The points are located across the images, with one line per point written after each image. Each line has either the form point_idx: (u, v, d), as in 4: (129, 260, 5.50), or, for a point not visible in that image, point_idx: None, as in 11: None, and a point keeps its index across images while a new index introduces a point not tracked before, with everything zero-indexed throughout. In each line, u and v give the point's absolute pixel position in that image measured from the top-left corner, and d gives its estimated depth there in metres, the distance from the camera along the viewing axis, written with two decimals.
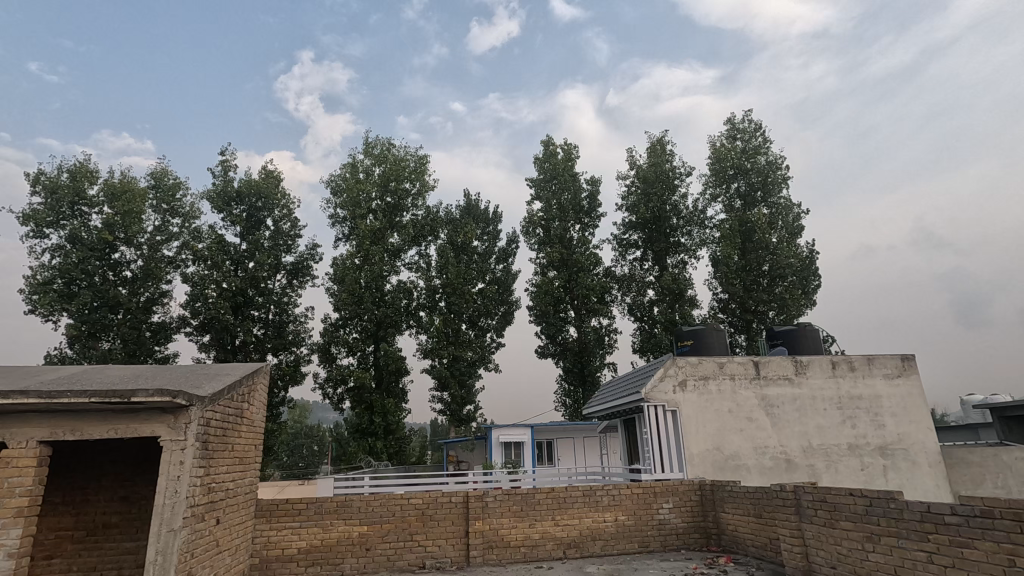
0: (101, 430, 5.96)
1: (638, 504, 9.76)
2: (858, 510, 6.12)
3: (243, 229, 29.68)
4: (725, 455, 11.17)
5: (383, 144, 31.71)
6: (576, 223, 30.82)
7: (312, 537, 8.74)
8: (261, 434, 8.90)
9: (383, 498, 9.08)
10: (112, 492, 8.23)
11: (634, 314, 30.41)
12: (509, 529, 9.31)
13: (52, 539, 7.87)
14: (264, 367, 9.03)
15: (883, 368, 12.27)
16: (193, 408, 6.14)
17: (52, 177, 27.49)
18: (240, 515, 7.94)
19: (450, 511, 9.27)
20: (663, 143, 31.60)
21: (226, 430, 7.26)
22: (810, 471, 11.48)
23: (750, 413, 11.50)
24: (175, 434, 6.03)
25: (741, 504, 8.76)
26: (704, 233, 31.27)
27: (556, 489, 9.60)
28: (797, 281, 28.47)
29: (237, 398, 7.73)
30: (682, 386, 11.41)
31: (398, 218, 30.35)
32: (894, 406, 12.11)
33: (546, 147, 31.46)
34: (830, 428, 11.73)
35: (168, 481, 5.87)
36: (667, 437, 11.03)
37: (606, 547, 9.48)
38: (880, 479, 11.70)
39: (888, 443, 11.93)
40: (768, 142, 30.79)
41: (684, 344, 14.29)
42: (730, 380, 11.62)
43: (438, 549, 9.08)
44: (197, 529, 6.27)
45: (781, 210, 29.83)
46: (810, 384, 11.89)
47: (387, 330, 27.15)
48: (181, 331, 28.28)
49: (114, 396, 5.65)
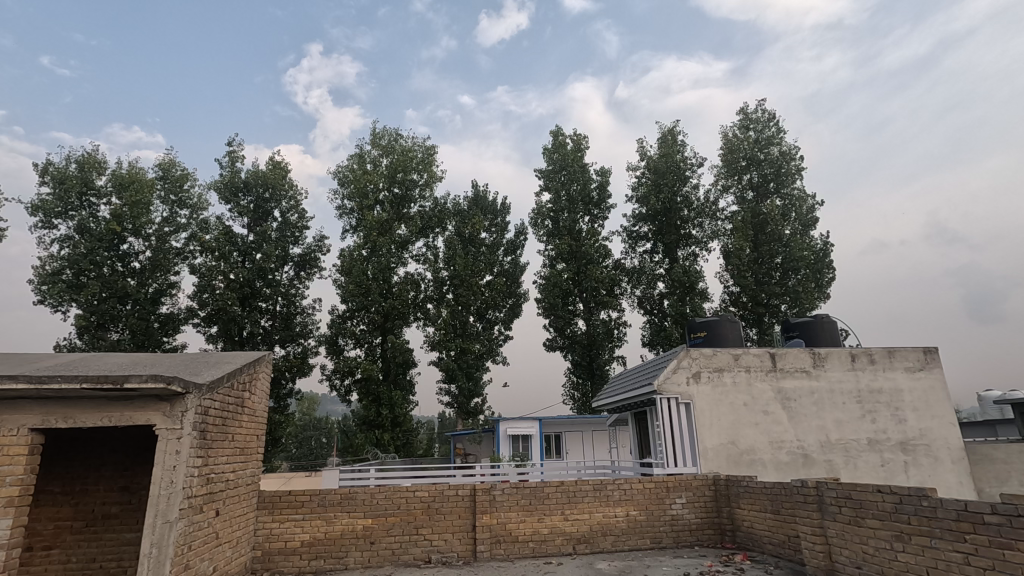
0: (94, 418, 5.73)
1: (650, 499, 9.49)
2: (886, 508, 5.80)
3: (250, 220, 29.60)
4: (741, 449, 10.84)
5: (391, 134, 31.41)
6: (585, 215, 30.46)
7: (315, 530, 8.53)
8: (264, 424, 8.74)
9: (388, 491, 8.88)
10: (112, 481, 8.06)
11: (643, 307, 30.06)
12: (517, 524, 9.06)
13: (51, 529, 7.71)
14: (266, 356, 8.79)
15: (905, 361, 11.82)
16: (190, 396, 5.90)
17: (60, 167, 27.47)
18: (241, 507, 7.74)
19: (456, 505, 9.03)
20: (674, 133, 31.09)
21: (225, 419, 7.05)
22: (828, 467, 11.11)
23: (766, 406, 11.15)
24: (171, 423, 5.79)
25: (759, 500, 8.45)
26: (716, 224, 30.78)
27: (565, 483, 9.32)
28: (810, 274, 27.95)
29: (237, 387, 7.52)
30: (695, 378, 11.08)
31: (406, 210, 30.18)
32: (916, 400, 11.68)
33: (555, 138, 31.11)
34: (849, 422, 11.35)
35: (164, 471, 5.63)
36: (680, 431, 10.73)
37: (617, 543, 9.19)
38: (901, 475, 11.31)
39: (909, 438, 11.50)
40: (782, 132, 30.15)
41: (697, 336, 13.95)
42: (746, 372, 11.28)
43: (444, 544, 8.84)
44: (194, 521, 6.05)
45: (795, 202, 29.25)
46: (828, 377, 11.53)
47: (394, 321, 26.94)
48: (190, 322, 28.29)
49: (106, 383, 5.40)
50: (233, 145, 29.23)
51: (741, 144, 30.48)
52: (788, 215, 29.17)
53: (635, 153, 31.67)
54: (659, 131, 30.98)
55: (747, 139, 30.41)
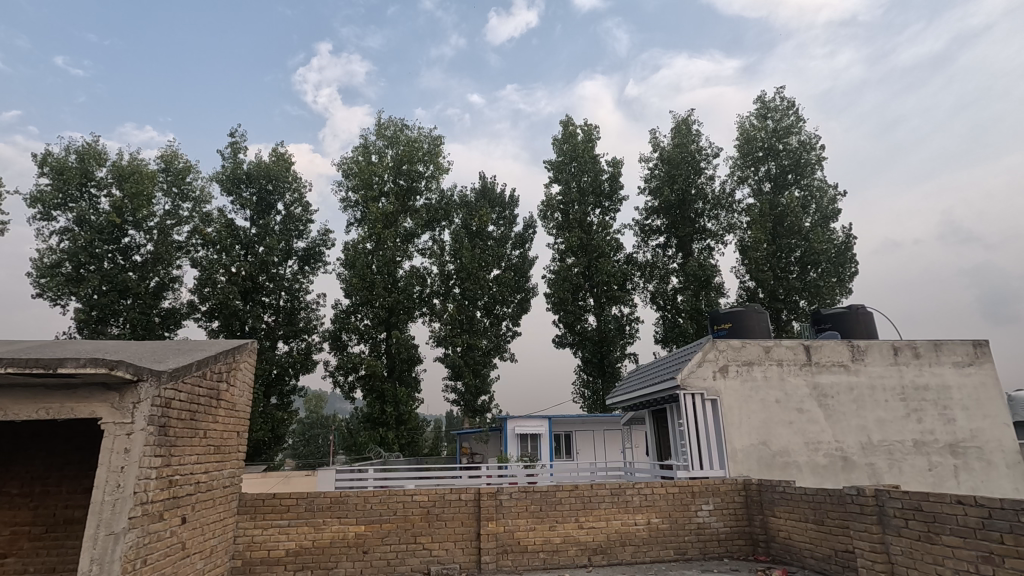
0: (30, 411, 4.88)
1: (674, 505, 8.53)
2: (971, 523, 4.84)
3: (253, 212, 29.01)
4: (773, 451, 9.88)
5: (396, 124, 30.57)
6: (596, 207, 29.57)
7: (301, 537, 7.67)
8: (246, 420, 7.88)
9: (383, 494, 8.01)
10: (75, 483, 7.22)
11: (656, 303, 29.06)
12: (525, 532, 8.16)
13: (7, 535, 6.93)
14: (249, 344, 7.94)
15: (952, 355, 10.77)
16: (145, 385, 5.03)
17: (59, 157, 26.86)
18: (216, 512, 6.90)
19: (459, 511, 8.14)
20: (688, 123, 30.04)
21: (195, 414, 6.17)
22: (869, 472, 10.11)
23: (801, 404, 10.18)
24: (119, 416, 4.91)
25: (798, 508, 7.51)
26: (732, 217, 29.69)
27: (579, 487, 8.40)
28: (832, 268, 26.79)
29: (211, 377, 6.64)
30: (723, 372, 10.12)
31: (412, 202, 29.43)
32: (966, 398, 10.61)
33: (565, 128, 30.16)
34: (892, 422, 10.35)
35: (110, 474, 4.76)
36: (706, 431, 9.75)
37: (637, 555, 8.26)
38: (951, 481, 10.24)
39: (959, 440, 10.43)
40: (801, 121, 28.91)
41: (721, 328, 13.00)
42: (778, 366, 10.30)
43: (445, 554, 7.97)
44: (151, 531, 5.20)
45: (815, 193, 28.11)
46: (868, 372, 10.52)
47: (399, 316, 26.15)
48: (192, 317, 27.71)
49: (38, 367, 4.52)
50: (236, 136, 28.56)
51: (758, 135, 29.34)
52: (808, 207, 28.03)
53: (648, 143, 30.72)
54: (673, 120, 29.92)
55: (764, 129, 29.23)
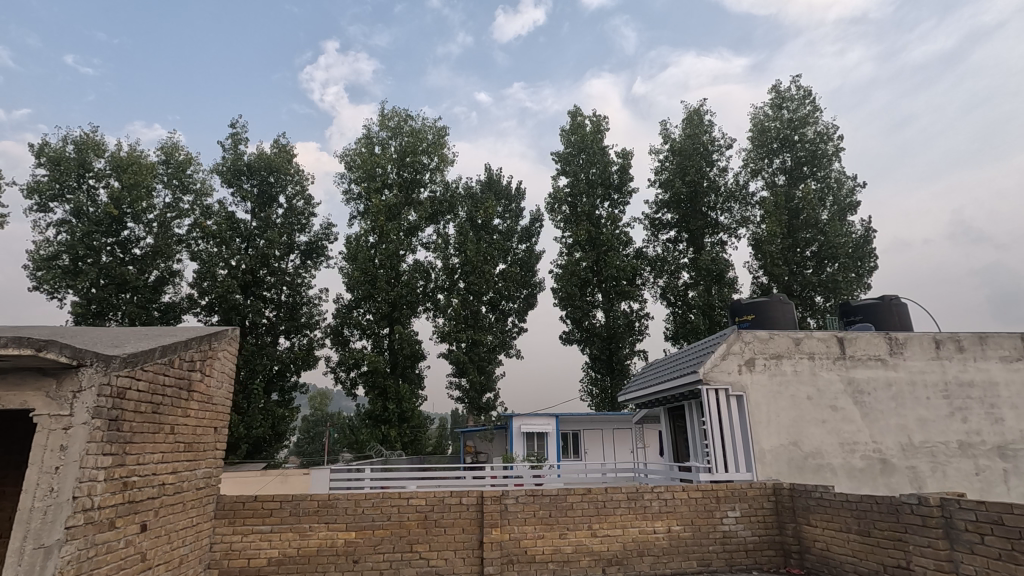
0: None
1: (698, 511, 7.73)
2: None
3: (254, 205, 28.36)
4: (805, 452, 9.08)
5: (400, 115, 29.76)
6: (604, 200, 28.75)
7: (285, 544, 6.94)
8: (224, 415, 7.13)
9: (376, 498, 7.24)
10: None
11: (667, 299, 28.11)
12: (533, 540, 7.38)
13: None
14: (228, 331, 7.20)
15: (999, 350, 9.91)
16: (87, 371, 4.30)
17: (56, 147, 26.31)
18: (188, 517, 6.17)
19: (460, 517, 7.38)
20: (699, 113, 29.11)
21: (158, 406, 5.43)
22: (911, 475, 9.27)
23: (834, 401, 9.37)
24: (55, 408, 4.18)
25: (838, 517, 6.70)
26: (746, 210, 28.75)
27: (593, 491, 7.63)
28: (851, 263, 25.86)
29: (180, 366, 5.90)
30: (749, 366, 9.31)
31: (416, 194, 28.71)
32: (1015, 396, 9.75)
33: (573, 118, 29.31)
34: (935, 422, 9.51)
35: (42, 475, 4.03)
36: (731, 430, 8.93)
37: (657, 566, 7.48)
38: (1000, 487, 9.38)
39: (1008, 442, 9.58)
40: (818, 110, 27.88)
41: (743, 320, 12.18)
42: (809, 360, 9.48)
43: (445, 564, 7.20)
44: (97, 540, 4.46)
45: (832, 185, 27.16)
46: (907, 367, 9.69)
47: (402, 311, 25.36)
48: (191, 312, 27.15)
49: None
50: (237, 127, 27.93)
51: (772, 125, 28.37)
52: (825, 200, 27.07)
53: (659, 135, 29.81)
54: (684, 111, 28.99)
55: (779, 119, 28.27)
